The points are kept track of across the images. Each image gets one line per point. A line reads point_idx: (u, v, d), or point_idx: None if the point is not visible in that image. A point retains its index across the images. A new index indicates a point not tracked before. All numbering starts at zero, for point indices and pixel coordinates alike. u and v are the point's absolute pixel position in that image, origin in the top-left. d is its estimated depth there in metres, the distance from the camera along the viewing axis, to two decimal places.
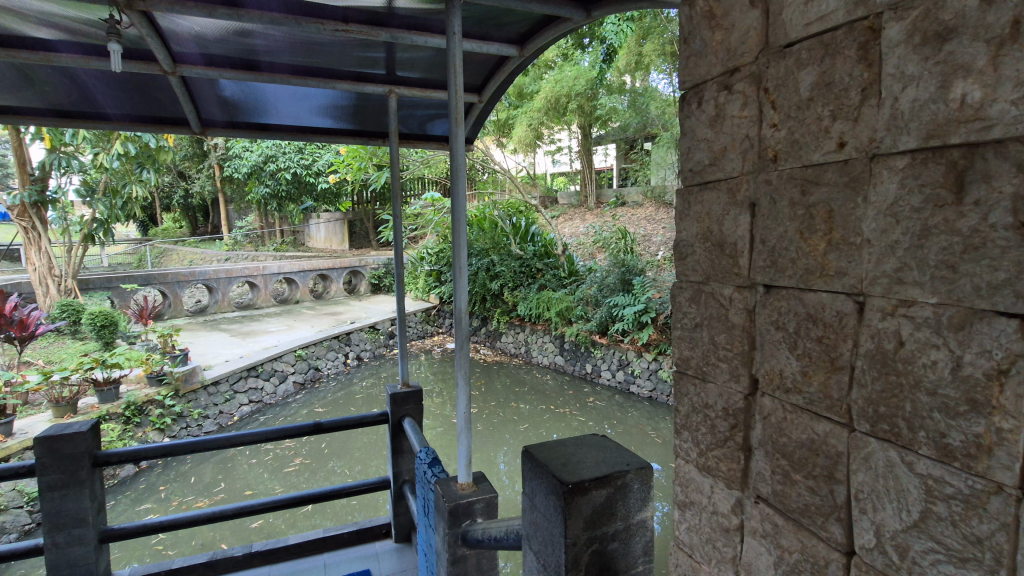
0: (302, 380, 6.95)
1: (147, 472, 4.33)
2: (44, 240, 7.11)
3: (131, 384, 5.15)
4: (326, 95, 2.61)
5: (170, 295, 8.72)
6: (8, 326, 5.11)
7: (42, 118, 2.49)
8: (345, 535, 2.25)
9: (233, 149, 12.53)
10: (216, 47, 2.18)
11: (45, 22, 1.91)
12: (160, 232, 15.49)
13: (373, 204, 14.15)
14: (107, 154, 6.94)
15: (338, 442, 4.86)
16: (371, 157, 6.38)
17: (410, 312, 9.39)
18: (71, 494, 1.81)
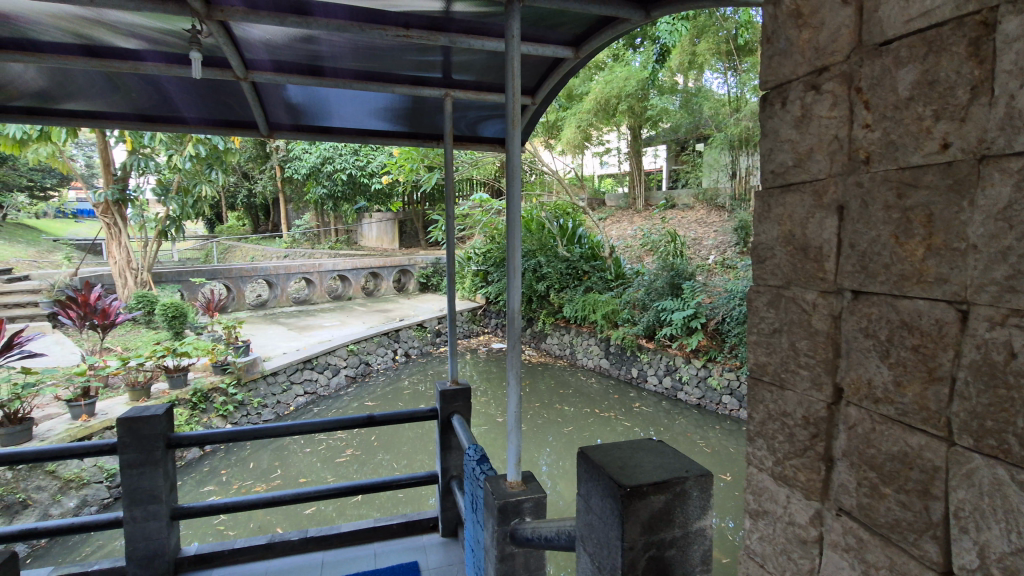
0: (354, 374, 7.18)
1: (210, 456, 4.59)
2: (124, 236, 7.67)
3: (199, 371, 5.48)
4: (385, 99, 2.69)
5: (234, 289, 9.23)
6: (92, 314, 5.55)
7: (128, 123, 2.69)
8: (394, 526, 2.31)
9: (293, 151, 13.12)
10: (285, 54, 2.29)
11: (133, 32, 2.06)
12: (226, 229, 16.41)
13: (423, 204, 14.47)
14: (180, 155, 7.41)
15: (386, 436, 4.99)
16: (423, 159, 6.51)
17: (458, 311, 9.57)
18: (147, 472, 1.93)
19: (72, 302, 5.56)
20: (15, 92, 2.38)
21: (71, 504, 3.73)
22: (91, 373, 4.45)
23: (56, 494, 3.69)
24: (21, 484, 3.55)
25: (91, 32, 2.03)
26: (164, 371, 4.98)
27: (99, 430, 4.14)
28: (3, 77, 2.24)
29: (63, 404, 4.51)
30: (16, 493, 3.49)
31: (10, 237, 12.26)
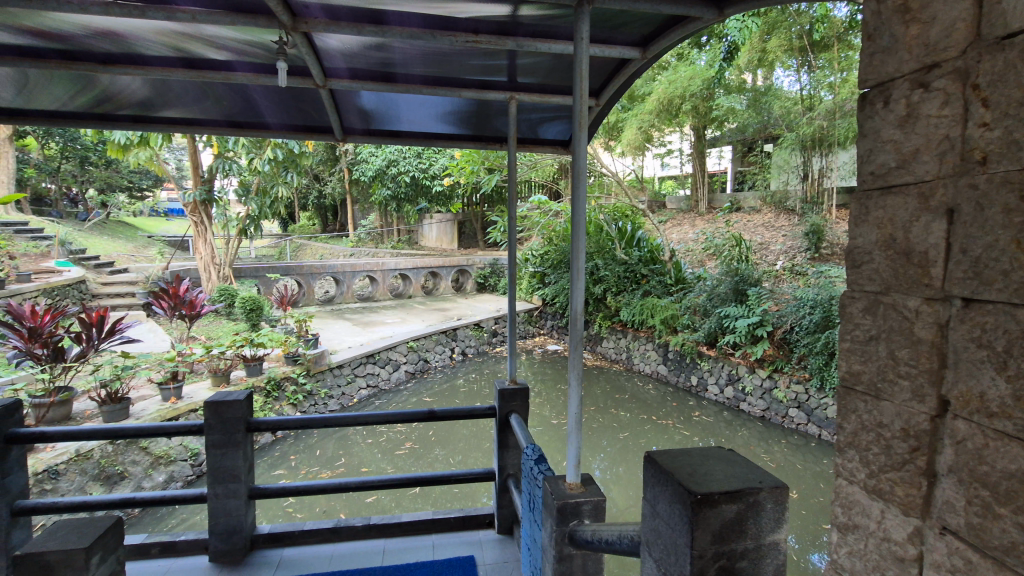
0: (413, 369, 7.40)
1: (281, 441, 4.87)
2: (209, 233, 8.28)
3: (273, 361, 5.83)
4: (452, 103, 2.76)
5: (305, 285, 9.77)
6: (181, 305, 6.03)
7: (218, 128, 2.91)
8: (451, 519, 2.36)
9: (361, 154, 13.69)
10: (361, 61, 2.40)
11: (225, 45, 2.21)
12: (298, 228, 17.39)
13: (482, 206, 14.72)
14: (260, 159, 7.91)
15: (443, 432, 5.10)
16: (484, 161, 6.61)
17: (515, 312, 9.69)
18: (229, 452, 2.07)
19: (164, 293, 6.07)
20: (122, 101, 2.62)
21: (160, 478, 4.07)
22: (179, 359, 4.83)
23: (147, 469, 4.03)
24: (119, 457, 3.92)
25: (189, 46, 2.21)
26: (242, 359, 5.33)
27: (185, 411, 4.49)
28: (113, 88, 2.47)
29: (155, 386, 4.93)
30: (115, 465, 3.85)
31: (114, 233, 13.58)
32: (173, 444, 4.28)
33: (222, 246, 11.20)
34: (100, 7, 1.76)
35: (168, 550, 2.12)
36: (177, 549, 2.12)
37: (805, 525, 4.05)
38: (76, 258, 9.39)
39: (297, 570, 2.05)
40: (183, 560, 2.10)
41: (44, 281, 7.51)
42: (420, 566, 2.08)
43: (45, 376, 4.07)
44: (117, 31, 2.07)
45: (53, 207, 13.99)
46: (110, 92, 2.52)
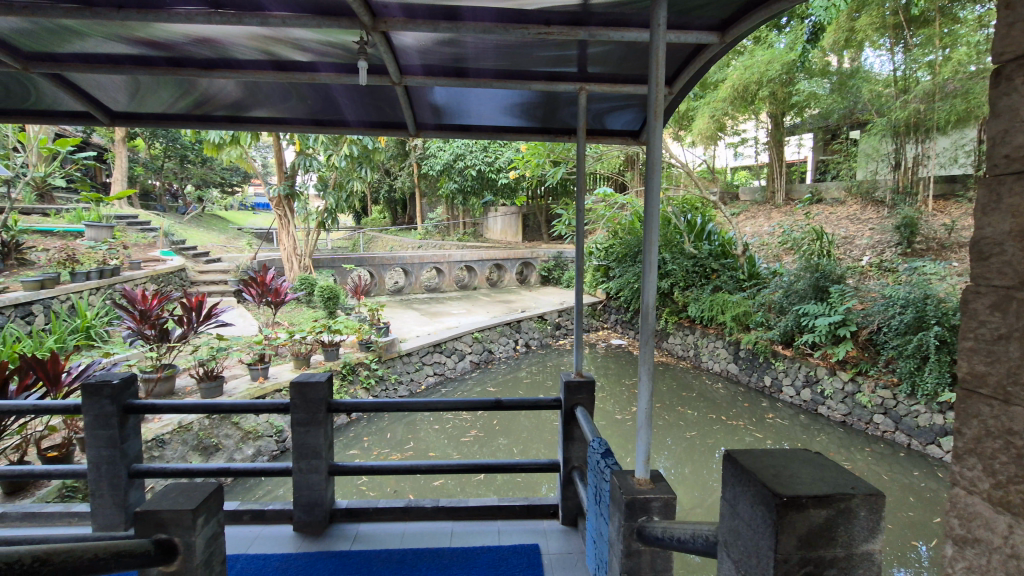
0: (478, 360, 7.56)
1: (355, 423, 5.14)
2: (291, 225, 8.82)
3: (348, 347, 6.15)
4: (521, 96, 2.78)
5: (376, 275, 10.21)
6: (268, 292, 6.48)
7: (302, 126, 3.07)
8: (516, 508, 2.40)
9: (429, 149, 14.05)
10: (434, 58, 2.45)
11: (310, 48, 2.34)
12: (370, 221, 18.18)
13: (546, 199, 14.73)
14: (337, 155, 8.32)
15: (507, 422, 5.18)
16: (549, 153, 6.57)
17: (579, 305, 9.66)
18: (312, 430, 2.21)
19: (252, 281, 6.55)
20: (219, 103, 2.84)
21: (249, 451, 4.41)
22: (266, 342, 5.20)
23: (238, 443, 4.39)
24: (215, 431, 4.29)
25: (278, 49, 2.35)
26: (321, 344, 5.66)
27: (271, 391, 4.85)
28: (211, 90, 2.68)
29: (245, 367, 5.34)
30: (211, 438, 4.22)
31: (209, 225, 14.82)
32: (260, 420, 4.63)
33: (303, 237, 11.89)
34: (203, 16, 1.91)
35: (258, 517, 2.29)
36: (266, 517, 2.29)
37: (891, 543, 3.76)
38: (178, 247, 10.34)
39: (372, 546, 2.16)
40: (271, 528, 2.27)
41: (152, 269, 8.32)
42: (486, 550, 2.13)
43: (153, 354, 4.52)
44: (216, 38, 2.23)
45: (157, 201, 15.44)
46: (209, 94, 2.73)
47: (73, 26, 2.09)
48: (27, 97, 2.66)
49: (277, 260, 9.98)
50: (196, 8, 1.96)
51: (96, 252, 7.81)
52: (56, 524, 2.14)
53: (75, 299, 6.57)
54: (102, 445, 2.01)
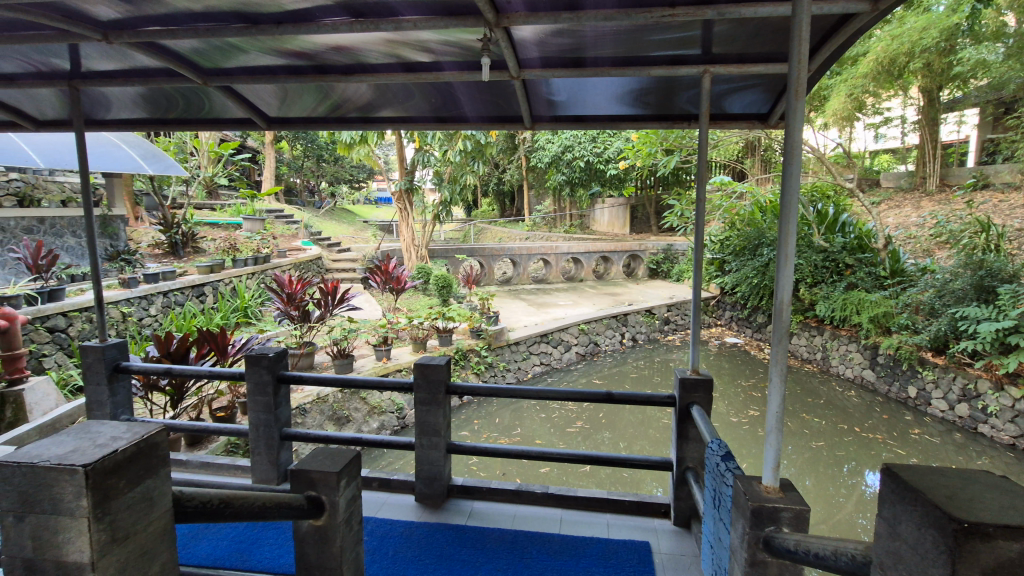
0: (584, 351, 7.54)
1: (466, 406, 5.40)
2: (410, 218, 9.43)
3: (460, 334, 6.47)
4: (638, 82, 2.69)
5: (486, 265, 10.60)
6: (390, 280, 7.02)
7: (426, 124, 3.23)
8: (626, 502, 2.37)
9: (538, 142, 14.21)
10: (553, 50, 2.46)
11: (436, 48, 2.44)
12: (480, 213, 18.88)
13: (656, 189, 14.26)
14: (452, 150, 8.74)
15: (613, 415, 5.12)
16: (662, 142, 6.27)
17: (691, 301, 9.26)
18: (432, 409, 2.35)
19: (377, 269, 7.14)
20: (353, 105, 3.08)
21: (374, 425, 4.82)
22: (389, 326, 5.63)
23: (365, 416, 4.81)
24: (346, 404, 4.74)
25: (407, 53, 2.50)
26: (436, 330, 6.01)
27: (393, 370, 5.26)
28: (347, 93, 2.91)
29: (371, 348, 5.83)
30: (343, 410, 4.68)
31: (339, 217, 16.32)
32: (384, 397, 5.03)
33: (420, 229, 12.66)
34: (346, 26, 2.07)
35: (384, 486, 2.50)
36: (392, 486, 2.49)
37: None
38: (314, 237, 11.49)
39: (486, 524, 2.26)
40: (397, 496, 2.46)
41: (295, 257, 9.39)
42: (596, 542, 2.14)
43: (297, 332, 5.12)
44: (355, 45, 2.43)
45: (298, 197, 17.35)
46: (345, 97, 2.98)
47: (242, 42, 2.37)
48: (202, 106, 3.08)
49: (397, 250, 10.73)
50: (340, 18, 2.13)
51: (253, 242, 9.00)
52: (226, 474, 2.50)
53: (235, 282, 7.59)
54: (260, 410, 2.31)
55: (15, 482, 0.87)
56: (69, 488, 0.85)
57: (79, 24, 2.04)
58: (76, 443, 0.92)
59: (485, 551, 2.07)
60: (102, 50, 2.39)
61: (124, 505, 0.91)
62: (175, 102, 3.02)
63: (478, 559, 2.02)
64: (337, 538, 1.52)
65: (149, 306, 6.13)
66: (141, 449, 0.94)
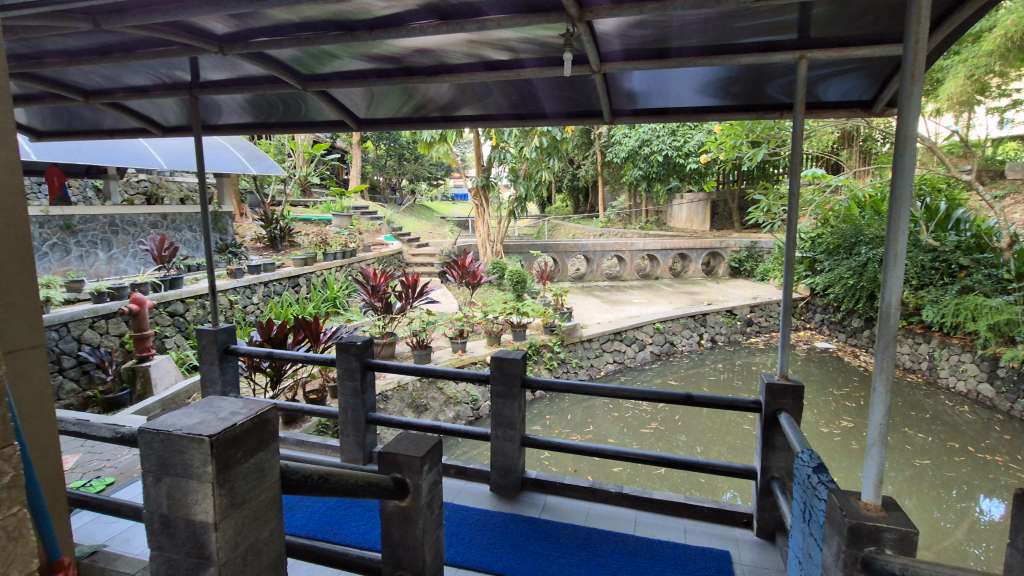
0: (659, 351, 7.34)
1: (538, 401, 5.44)
2: (486, 214, 9.62)
3: (533, 329, 6.52)
4: (725, 72, 2.57)
5: (560, 262, 10.60)
6: (467, 275, 7.22)
7: (506, 121, 3.26)
8: (705, 509, 2.29)
9: (614, 137, 13.91)
10: (635, 41, 2.40)
11: (517, 46, 2.47)
12: (554, 210, 18.85)
13: (740, 184, 13.56)
14: (528, 147, 8.79)
15: (690, 418, 4.95)
16: (747, 133, 5.93)
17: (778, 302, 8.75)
18: (507, 402, 2.39)
19: (455, 264, 7.38)
20: (437, 104, 3.18)
21: (450, 414, 4.98)
22: (465, 320, 5.78)
23: (442, 405, 4.98)
24: (424, 393, 4.94)
25: (488, 52, 2.54)
26: (510, 324, 6.09)
27: (468, 362, 5.42)
28: (431, 93, 3.01)
29: (448, 340, 6.02)
30: (421, 398, 4.88)
31: (418, 213, 16.96)
32: (460, 389, 5.18)
33: (495, 226, 12.88)
34: (433, 29, 2.14)
35: (461, 474, 2.58)
36: (468, 474, 2.56)
37: None
38: (396, 233, 12.02)
39: (559, 518, 2.27)
40: (472, 485, 2.53)
41: (378, 251, 9.89)
42: (673, 546, 2.09)
43: (380, 323, 5.40)
44: (439, 47, 2.50)
45: (381, 194, 18.24)
46: (428, 97, 3.08)
47: (337, 49, 2.52)
48: (299, 109, 3.31)
49: (473, 246, 11.00)
50: (427, 21, 2.20)
51: (341, 237, 9.58)
52: (318, 452, 2.68)
53: (325, 275, 8.13)
54: (348, 394, 2.46)
55: (152, 447, 0.99)
56: (197, 454, 0.95)
57: (200, 38, 2.26)
58: (202, 416, 1.03)
59: (559, 546, 2.08)
60: (216, 61, 2.63)
61: (240, 474, 1.01)
62: (276, 107, 3.26)
63: (552, 553, 2.04)
64: (420, 519, 1.60)
65: (252, 295, 6.70)
66: (256, 425, 1.04)
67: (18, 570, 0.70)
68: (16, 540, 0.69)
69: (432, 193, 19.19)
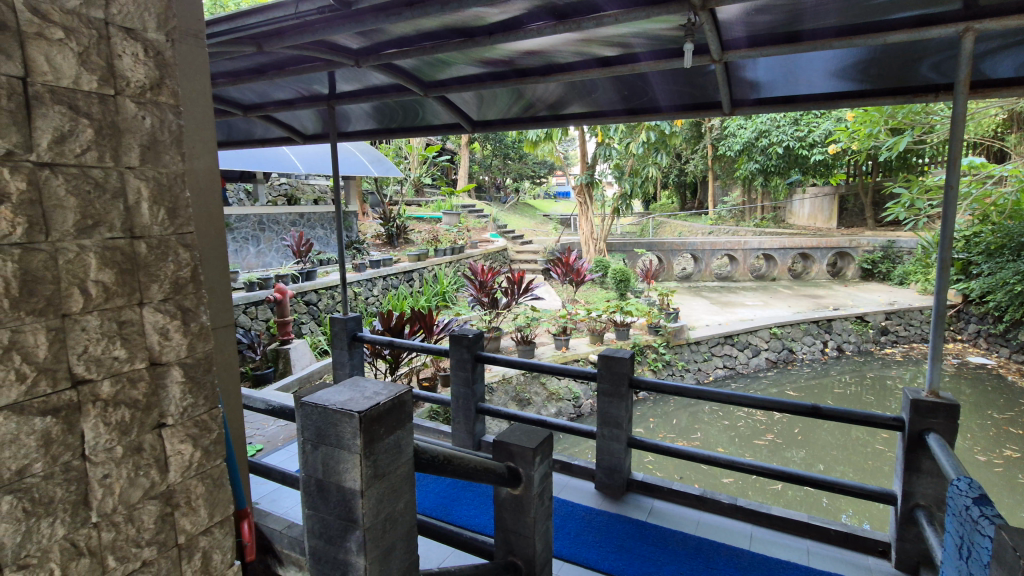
0: (775, 358, 6.83)
1: (642, 403, 5.33)
2: (590, 212, 9.60)
3: (638, 329, 6.40)
4: (866, 52, 2.31)
5: (666, 260, 10.30)
6: (571, 272, 7.27)
7: (618, 117, 3.20)
8: (831, 532, 2.10)
9: (729, 128, 13.02)
10: (763, 26, 2.24)
11: (634, 40, 2.41)
12: (659, 207, 18.25)
13: (875, 176, 12.19)
14: (635, 142, 8.61)
15: (811, 434, 4.56)
16: (887, 119, 5.31)
17: (920, 307, 7.76)
18: (614, 401, 2.37)
19: (559, 262, 7.44)
20: (547, 102, 3.21)
21: (552, 410, 5.05)
22: (568, 317, 5.82)
23: (544, 401, 5.07)
24: (527, 387, 5.06)
25: (601, 49, 2.52)
26: (614, 323, 6.03)
27: (571, 359, 5.46)
28: (542, 92, 3.05)
29: (551, 336, 6.10)
30: (525, 392, 5.01)
31: (521, 212, 17.30)
32: (562, 386, 5.22)
33: (599, 223, 12.75)
34: (549, 29, 2.16)
35: (565, 469, 2.60)
36: (572, 470, 2.58)
37: None
38: (501, 230, 12.36)
39: (667, 524, 2.21)
40: (577, 481, 2.54)
41: (485, 248, 10.27)
42: (793, 567, 1.95)
43: (487, 317, 5.62)
44: (553, 47, 2.52)
45: (487, 193, 18.89)
46: (539, 96, 3.13)
47: (455, 55, 2.64)
48: (417, 114, 3.52)
49: (576, 244, 11.01)
50: (544, 22, 2.24)
51: (451, 235, 10.08)
52: (431, 436, 2.85)
53: (436, 269, 8.60)
54: (460, 383, 2.58)
55: (311, 419, 1.11)
56: (348, 427, 1.06)
57: (339, 53, 2.48)
58: (351, 394, 1.15)
59: (667, 552, 2.03)
60: (350, 74, 2.87)
61: (383, 448, 1.11)
62: (397, 112, 3.50)
63: (660, 559, 2.00)
64: (532, 509, 1.64)
65: (373, 287, 7.26)
66: (395, 405, 1.13)
67: (221, 512, 0.83)
68: (220, 486, 0.83)
69: (535, 191, 19.46)
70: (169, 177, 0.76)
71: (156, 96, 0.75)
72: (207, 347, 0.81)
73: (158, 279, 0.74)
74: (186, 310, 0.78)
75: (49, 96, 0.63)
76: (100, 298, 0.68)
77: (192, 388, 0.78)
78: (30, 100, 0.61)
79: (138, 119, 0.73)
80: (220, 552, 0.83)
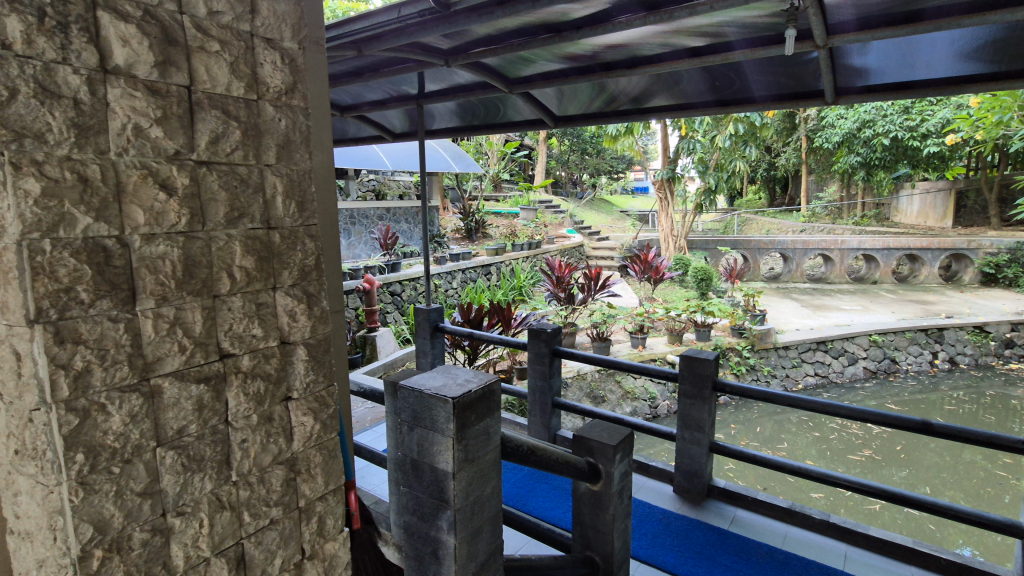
0: (875, 368, 6.29)
1: (722, 407, 5.13)
2: (670, 208, 9.32)
3: (720, 330, 6.14)
4: (1004, 28, 2.04)
5: (752, 260, 9.80)
6: (649, 270, 7.11)
7: (706, 108, 3.07)
8: (942, 561, 1.91)
9: (827, 119, 12.09)
10: (876, 5, 2.05)
11: (729, 27, 2.29)
12: (745, 203, 17.31)
13: (1002, 169, 10.83)
14: (722, 135, 8.22)
15: (916, 452, 4.17)
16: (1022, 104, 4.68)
17: None
18: (696, 403, 2.29)
19: (637, 259, 7.28)
20: (631, 96, 3.14)
21: (628, 409, 4.99)
22: (646, 315, 5.71)
23: (619, 399, 5.02)
24: (602, 384, 5.02)
25: (693, 38, 2.42)
26: (694, 323, 5.83)
27: (648, 359, 5.35)
28: (627, 86, 2.99)
29: (627, 334, 6.01)
30: (600, 389, 4.98)
31: (598, 207, 17.09)
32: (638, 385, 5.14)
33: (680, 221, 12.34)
34: (639, 20, 2.11)
35: (643, 469, 2.56)
36: (650, 471, 2.54)
37: None
38: (577, 226, 12.29)
39: (751, 535, 2.12)
40: (654, 482, 2.49)
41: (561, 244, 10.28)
42: None
43: (563, 312, 5.64)
44: (642, 39, 2.46)
45: (563, 188, 18.84)
46: (623, 89, 3.06)
47: (540, 52, 2.65)
48: (499, 110, 3.57)
49: (655, 240, 10.74)
50: (634, 14, 2.18)
51: (528, 231, 10.19)
52: (508, 427, 2.90)
53: (513, 264, 8.72)
54: (538, 376, 2.61)
55: (408, 402, 1.16)
56: (442, 412, 1.11)
57: (430, 54, 2.57)
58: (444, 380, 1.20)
59: (749, 563, 1.95)
60: (438, 73, 2.97)
61: (473, 434, 1.15)
62: (480, 109, 3.57)
63: (742, 569, 1.92)
64: (611, 506, 1.63)
65: (452, 280, 7.49)
66: (485, 393, 1.17)
67: (334, 482, 0.91)
68: (334, 457, 0.91)
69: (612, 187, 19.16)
70: (299, 174, 0.84)
71: (291, 99, 0.82)
72: (326, 330, 0.88)
73: (288, 266, 0.82)
74: (310, 295, 0.86)
75: (207, 102, 0.71)
76: (242, 282, 0.76)
77: (314, 365, 0.86)
78: (193, 106, 0.70)
79: (275, 120, 0.80)
80: (332, 518, 0.91)
